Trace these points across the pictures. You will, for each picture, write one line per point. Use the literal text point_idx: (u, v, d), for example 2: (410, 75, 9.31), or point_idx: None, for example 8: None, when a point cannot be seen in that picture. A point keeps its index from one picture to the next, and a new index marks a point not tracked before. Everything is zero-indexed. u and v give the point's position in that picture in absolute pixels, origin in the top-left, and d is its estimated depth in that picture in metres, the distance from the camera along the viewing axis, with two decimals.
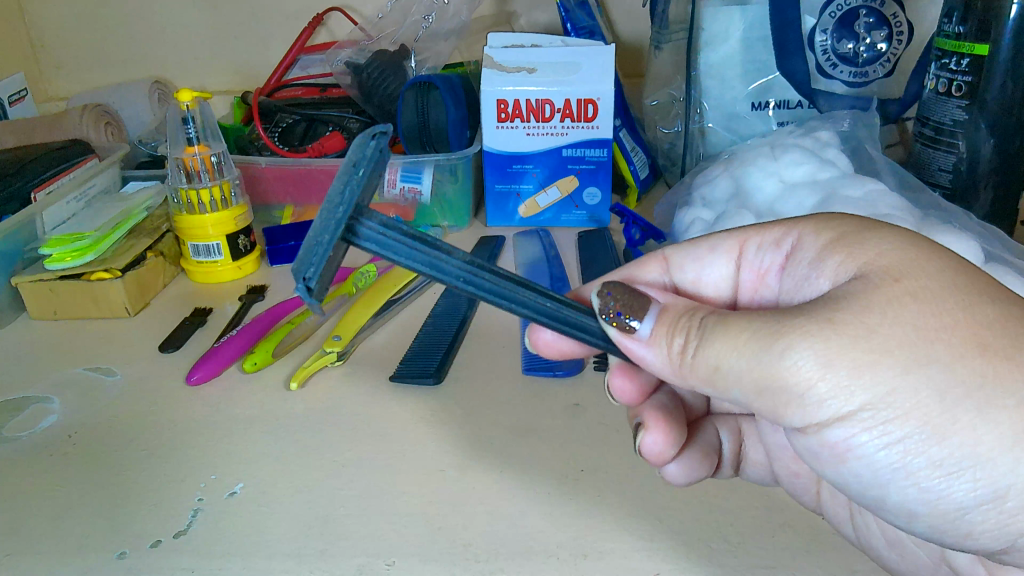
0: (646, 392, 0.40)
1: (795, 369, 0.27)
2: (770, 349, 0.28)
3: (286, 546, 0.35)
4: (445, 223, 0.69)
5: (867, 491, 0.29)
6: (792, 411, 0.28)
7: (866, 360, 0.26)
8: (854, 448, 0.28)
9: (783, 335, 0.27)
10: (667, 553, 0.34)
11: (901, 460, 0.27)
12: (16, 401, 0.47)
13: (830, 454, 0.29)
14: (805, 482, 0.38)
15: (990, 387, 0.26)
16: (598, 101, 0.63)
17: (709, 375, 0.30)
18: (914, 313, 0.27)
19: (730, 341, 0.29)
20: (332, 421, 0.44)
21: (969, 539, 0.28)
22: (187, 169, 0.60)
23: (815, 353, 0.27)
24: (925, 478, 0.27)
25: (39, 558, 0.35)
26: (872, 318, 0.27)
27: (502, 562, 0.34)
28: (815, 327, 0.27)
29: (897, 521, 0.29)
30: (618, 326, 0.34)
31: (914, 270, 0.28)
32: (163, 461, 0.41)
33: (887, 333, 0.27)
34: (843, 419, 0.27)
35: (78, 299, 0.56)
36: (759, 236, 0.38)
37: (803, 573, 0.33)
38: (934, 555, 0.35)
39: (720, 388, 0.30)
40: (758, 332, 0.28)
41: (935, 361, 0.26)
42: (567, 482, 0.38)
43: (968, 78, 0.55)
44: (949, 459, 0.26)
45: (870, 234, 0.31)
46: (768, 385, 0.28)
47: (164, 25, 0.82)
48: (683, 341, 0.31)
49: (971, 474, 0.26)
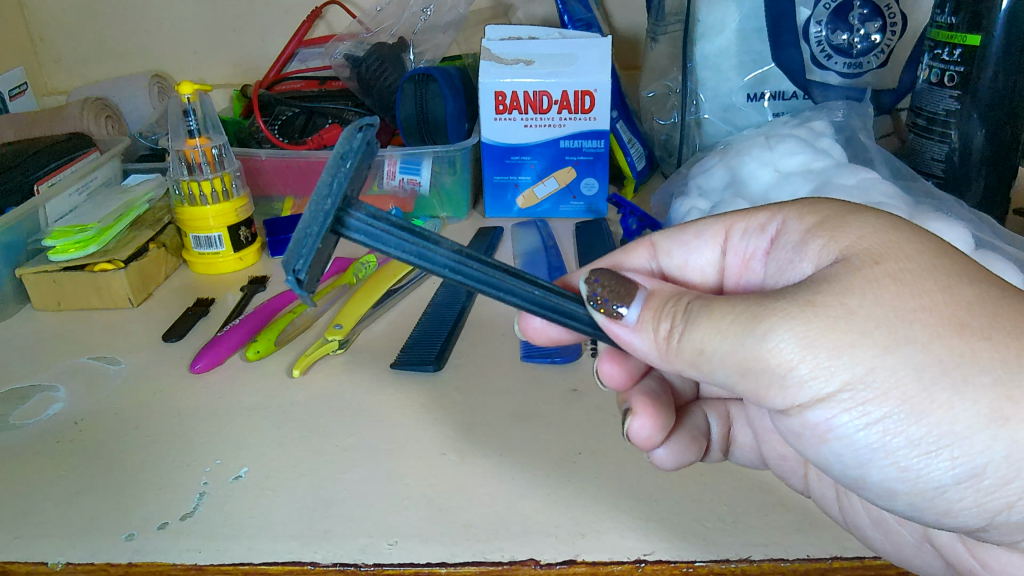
0: (634, 378, 0.41)
1: (777, 351, 0.28)
2: (752, 332, 0.28)
3: (289, 528, 0.36)
4: (444, 214, 0.70)
5: (848, 471, 0.30)
6: (774, 393, 0.29)
7: (845, 341, 0.27)
8: (835, 428, 0.29)
9: (764, 317, 0.28)
10: (660, 533, 0.35)
11: (881, 440, 0.28)
12: (22, 389, 0.48)
13: (812, 435, 0.30)
14: (793, 464, 0.38)
15: (968, 366, 0.26)
16: (596, 92, 0.63)
17: (694, 358, 0.31)
18: (896, 292, 0.28)
19: (713, 324, 0.30)
20: (333, 406, 0.44)
21: (948, 516, 0.29)
22: (188, 160, 0.61)
23: (796, 335, 0.28)
24: (905, 457, 0.28)
25: (49, 540, 0.36)
26: (852, 299, 0.28)
27: (502, 541, 0.35)
28: (799, 308, 0.28)
29: (878, 499, 0.30)
30: (605, 312, 0.35)
31: (894, 252, 0.29)
32: (168, 447, 0.42)
33: (866, 315, 0.27)
34: (823, 400, 0.28)
35: (82, 290, 0.57)
36: (744, 222, 0.39)
37: (793, 551, 0.34)
38: (916, 533, 0.35)
39: (705, 370, 0.31)
40: (741, 315, 0.29)
41: (914, 341, 0.27)
42: (565, 465, 0.39)
43: (960, 68, 0.56)
44: (928, 438, 0.27)
45: (853, 217, 0.32)
46: (751, 367, 0.29)
47: (163, 19, 0.82)
48: (669, 325, 0.32)
49: (949, 453, 0.27)
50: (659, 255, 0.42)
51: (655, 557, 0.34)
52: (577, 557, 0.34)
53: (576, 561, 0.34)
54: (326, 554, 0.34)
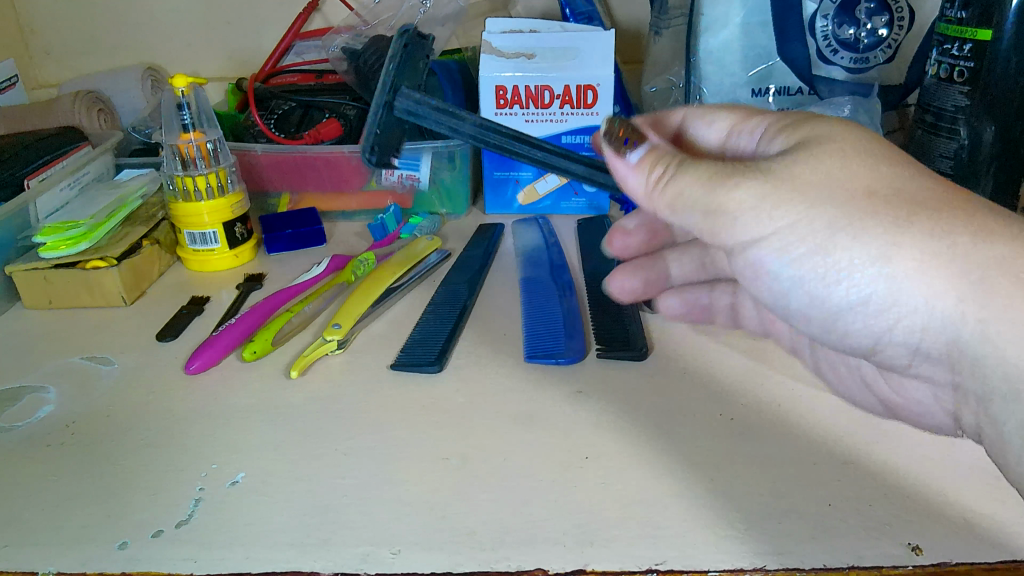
0: (641, 281, 0.51)
1: (736, 201, 0.34)
2: (721, 184, 0.35)
3: (288, 536, 0.35)
4: (443, 210, 0.68)
5: (777, 302, 0.38)
6: (726, 234, 0.36)
7: (786, 197, 0.33)
8: (767, 264, 0.36)
9: (732, 176, 0.35)
10: (672, 540, 0.34)
11: (798, 273, 0.35)
12: (11, 391, 0.47)
13: (752, 270, 0.37)
14: (788, 337, 0.47)
15: (869, 220, 0.32)
16: (598, 86, 0.62)
17: (676, 201, 0.37)
18: (823, 171, 0.33)
19: (695, 176, 0.36)
20: (331, 408, 0.43)
21: (846, 339, 0.36)
22: (182, 156, 0.59)
23: (754, 192, 0.34)
24: (813, 285, 0.35)
25: (38, 549, 0.35)
26: (799, 169, 0.34)
27: (508, 550, 0.34)
28: (753, 183, 0.34)
29: (797, 324, 0.38)
30: (615, 149, 0.41)
31: (851, 153, 0.34)
32: (161, 451, 0.41)
33: (811, 183, 0.33)
34: (761, 239, 0.35)
35: (73, 288, 0.55)
36: (757, 118, 0.41)
37: (807, 559, 0.33)
38: (860, 379, 0.42)
39: (679, 212, 0.37)
40: (716, 171, 0.35)
41: (834, 200, 0.33)
42: (571, 469, 0.38)
43: (970, 64, 0.55)
44: (836, 268, 0.33)
45: (813, 124, 0.37)
46: (716, 211, 0.35)
47: (156, 11, 0.81)
48: (661, 171, 0.38)
49: (847, 280, 0.33)
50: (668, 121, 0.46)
51: (667, 567, 0.33)
52: (586, 566, 0.33)
53: (585, 570, 0.33)
54: (326, 564, 0.33)
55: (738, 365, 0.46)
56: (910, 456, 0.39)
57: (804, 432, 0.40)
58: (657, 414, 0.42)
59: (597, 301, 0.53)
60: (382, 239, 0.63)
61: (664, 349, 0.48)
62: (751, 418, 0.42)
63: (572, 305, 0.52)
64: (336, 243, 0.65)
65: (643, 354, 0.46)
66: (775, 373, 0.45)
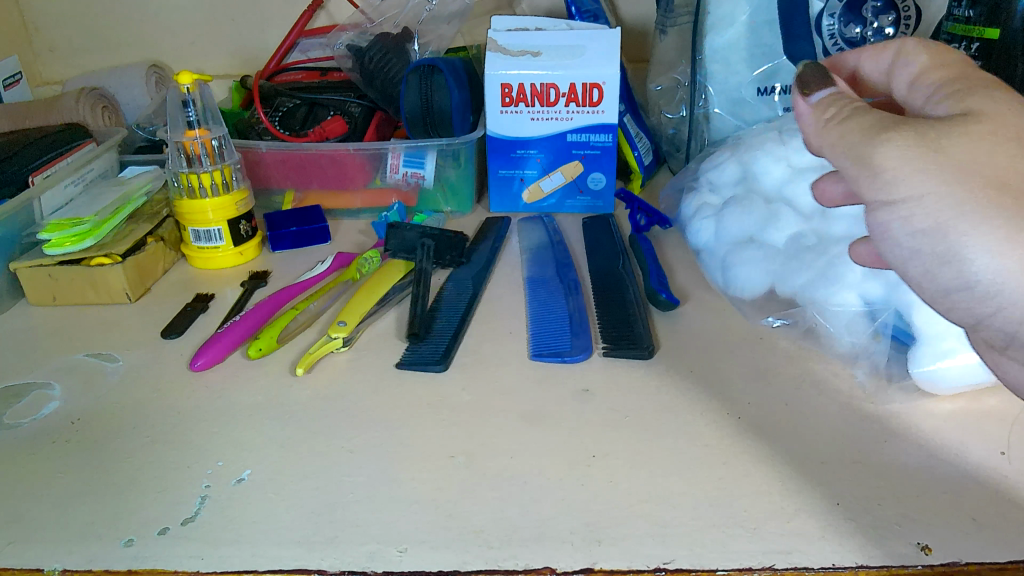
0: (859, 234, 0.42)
1: (881, 156, 0.31)
2: (870, 138, 0.31)
3: (295, 534, 0.35)
4: (447, 208, 0.68)
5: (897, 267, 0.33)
6: (866, 187, 0.32)
7: (927, 162, 0.30)
8: (889, 228, 0.32)
9: (884, 132, 0.31)
10: (680, 539, 0.34)
11: (915, 244, 0.31)
12: (16, 387, 0.46)
13: (877, 231, 0.32)
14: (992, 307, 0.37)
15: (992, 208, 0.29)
16: (604, 85, 0.62)
17: (833, 142, 0.33)
18: (985, 148, 0.30)
19: (857, 124, 0.32)
20: (337, 406, 0.43)
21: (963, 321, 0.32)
22: (187, 152, 0.59)
23: (902, 150, 0.30)
24: (932, 261, 0.31)
25: (44, 545, 0.35)
26: (951, 137, 0.30)
27: (515, 549, 0.33)
28: (908, 137, 0.30)
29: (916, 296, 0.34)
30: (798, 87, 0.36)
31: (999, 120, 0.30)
32: (167, 448, 0.40)
33: (955, 152, 0.30)
34: (890, 203, 0.31)
35: (78, 285, 0.55)
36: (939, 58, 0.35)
37: (817, 558, 0.33)
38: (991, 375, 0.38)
39: (836, 155, 0.33)
40: (874, 124, 0.32)
41: (968, 177, 0.29)
42: (578, 468, 0.38)
43: (978, 63, 0.54)
44: (954, 250, 0.30)
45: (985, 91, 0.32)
46: (863, 163, 0.31)
47: (161, 9, 0.81)
48: (836, 111, 0.34)
49: (962, 262, 0.30)
50: (859, 60, 0.39)
51: (675, 566, 0.33)
52: (594, 565, 0.33)
53: (593, 570, 0.32)
54: (332, 562, 0.33)
55: (745, 363, 0.46)
56: (919, 456, 0.38)
57: (812, 432, 0.40)
58: (665, 413, 0.42)
59: (603, 299, 0.52)
60: (387, 237, 0.62)
61: (671, 347, 0.48)
62: (759, 417, 0.41)
63: (578, 304, 0.51)
64: (340, 240, 0.65)
65: (649, 352, 0.46)
66: (782, 372, 0.45)
